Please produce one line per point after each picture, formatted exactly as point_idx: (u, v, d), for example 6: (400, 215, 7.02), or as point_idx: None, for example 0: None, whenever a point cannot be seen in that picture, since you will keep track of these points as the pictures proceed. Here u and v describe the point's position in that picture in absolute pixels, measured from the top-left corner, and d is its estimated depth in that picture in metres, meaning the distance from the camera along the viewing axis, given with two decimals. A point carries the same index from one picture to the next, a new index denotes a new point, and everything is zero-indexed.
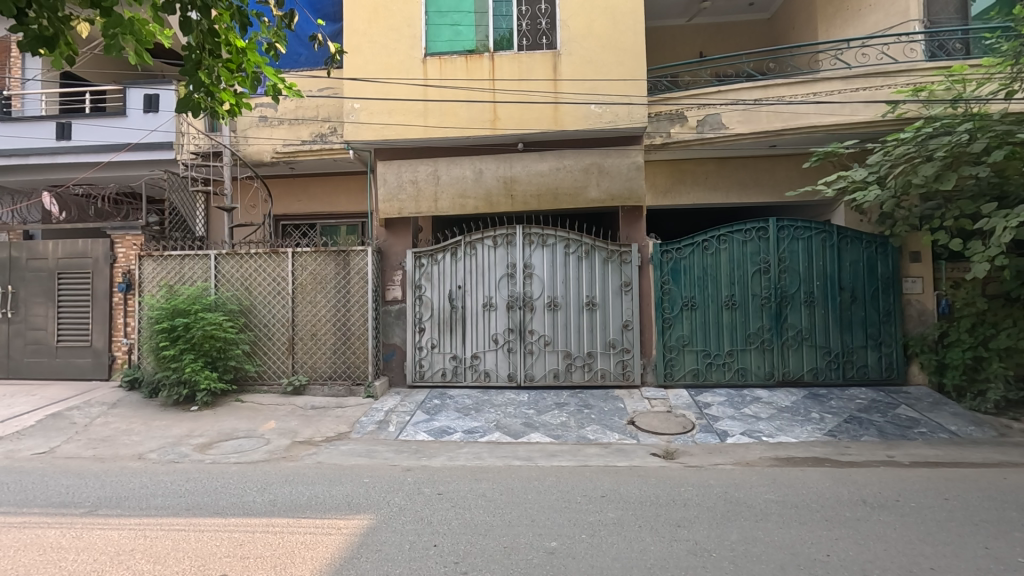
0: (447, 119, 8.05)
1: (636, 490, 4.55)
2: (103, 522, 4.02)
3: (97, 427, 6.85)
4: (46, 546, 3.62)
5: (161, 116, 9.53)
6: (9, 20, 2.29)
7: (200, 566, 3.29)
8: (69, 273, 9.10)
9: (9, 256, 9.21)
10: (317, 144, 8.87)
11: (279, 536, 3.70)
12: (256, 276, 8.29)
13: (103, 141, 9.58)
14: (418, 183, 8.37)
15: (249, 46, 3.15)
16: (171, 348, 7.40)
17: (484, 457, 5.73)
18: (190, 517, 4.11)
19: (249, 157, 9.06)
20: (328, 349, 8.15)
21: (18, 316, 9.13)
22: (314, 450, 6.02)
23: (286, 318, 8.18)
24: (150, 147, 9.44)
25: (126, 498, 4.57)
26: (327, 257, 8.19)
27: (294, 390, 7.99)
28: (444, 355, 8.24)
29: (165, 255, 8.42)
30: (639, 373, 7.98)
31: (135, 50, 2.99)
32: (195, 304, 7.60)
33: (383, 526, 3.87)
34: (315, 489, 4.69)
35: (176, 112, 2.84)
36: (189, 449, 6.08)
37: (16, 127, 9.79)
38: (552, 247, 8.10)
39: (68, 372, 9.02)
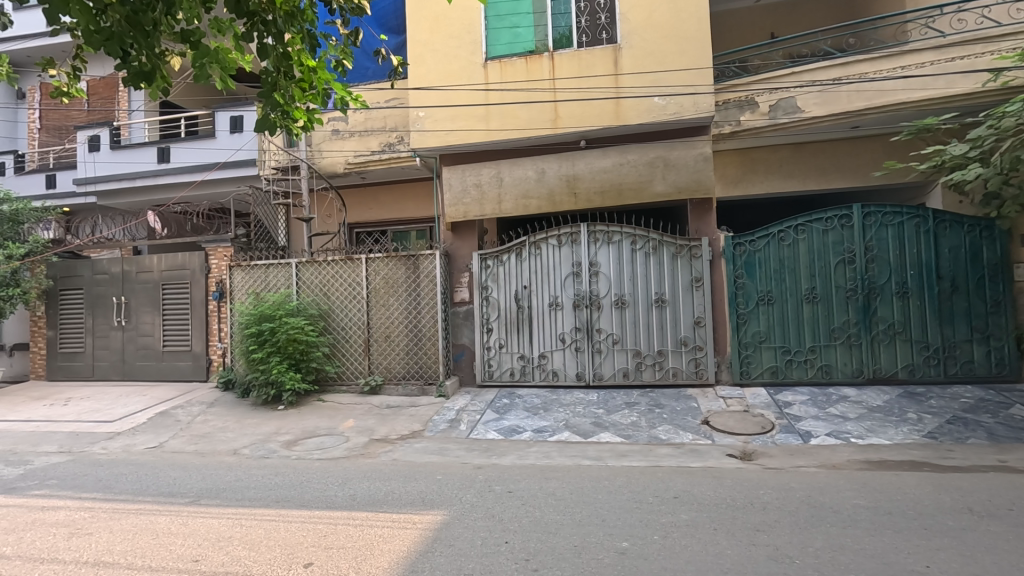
0: (508, 122, 8.18)
1: (711, 492, 4.40)
2: (205, 511, 4.39)
3: (198, 425, 7.48)
4: (159, 531, 4.01)
5: (245, 136, 10.27)
6: (115, 60, 2.52)
7: (288, 554, 3.52)
8: (171, 283, 10.00)
9: (121, 270, 10.26)
10: (384, 153, 9.26)
11: (360, 529, 3.89)
12: (333, 281, 8.75)
13: (196, 162, 10.46)
14: (481, 186, 8.50)
15: (320, 65, 3.30)
16: (259, 351, 7.96)
17: (554, 456, 5.74)
18: (279, 508, 4.40)
19: (325, 170, 9.59)
20: (402, 351, 8.47)
21: (130, 324, 10.16)
22: (390, 448, 6.27)
23: (362, 321, 8.58)
24: (237, 165, 10.25)
25: (223, 490, 4.96)
26: (398, 261, 8.53)
27: (370, 390, 8.35)
28: (512, 355, 8.32)
29: (252, 265, 9.08)
30: (713, 372, 7.69)
31: (220, 76, 3.24)
32: (280, 310, 8.13)
33: (456, 522, 3.97)
34: (391, 485, 4.88)
35: (255, 132, 3.03)
36: (277, 445, 6.51)
37: (124, 154, 10.87)
38: (617, 244, 7.99)
39: (172, 373, 9.91)
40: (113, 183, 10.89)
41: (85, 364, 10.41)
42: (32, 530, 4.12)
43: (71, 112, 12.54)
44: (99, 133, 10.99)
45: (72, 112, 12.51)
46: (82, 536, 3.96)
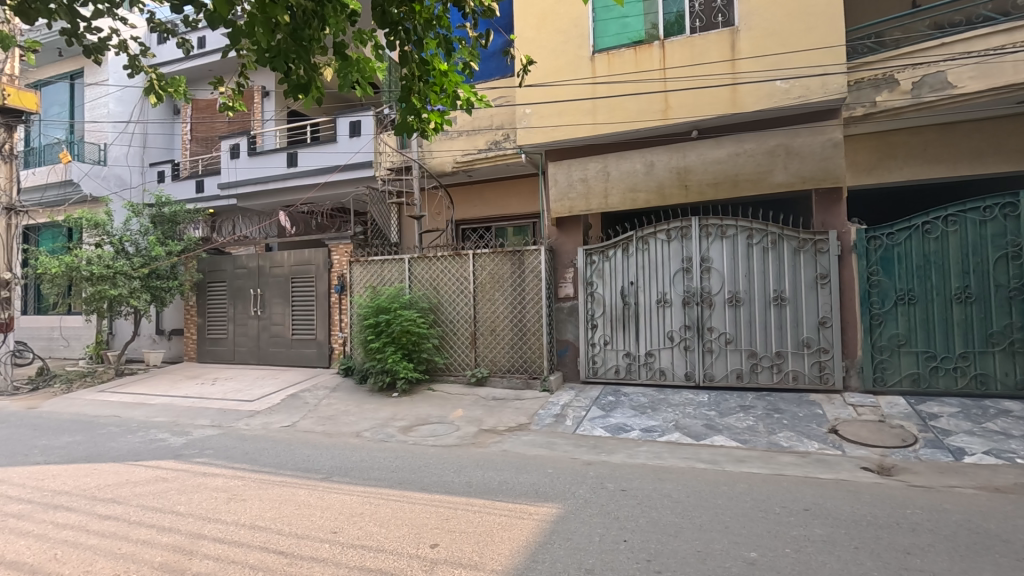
0: (616, 115, 8.03)
1: (847, 506, 4.06)
2: (338, 488, 4.77)
3: (324, 407, 8.13)
4: (300, 502, 4.42)
5: (362, 139, 10.96)
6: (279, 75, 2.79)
7: (415, 534, 3.72)
8: (298, 277, 10.95)
9: (257, 265, 11.38)
10: (491, 151, 9.47)
11: (479, 515, 4.03)
12: (442, 276, 9.12)
13: (320, 166, 11.33)
14: (588, 181, 8.43)
15: (451, 69, 3.43)
16: (376, 341, 8.49)
17: (665, 457, 5.59)
18: (403, 490, 4.68)
19: (433, 169, 9.98)
20: (507, 345, 8.66)
21: (264, 314, 11.27)
22: (498, 439, 6.43)
23: (469, 315, 8.87)
24: (356, 167, 10.98)
25: (351, 469, 5.37)
26: (504, 257, 8.70)
27: (477, 381, 8.61)
28: (618, 352, 8.20)
29: (369, 260, 9.69)
30: (841, 377, 7.07)
31: (362, 86, 3.49)
32: (394, 302, 8.62)
33: (572, 516, 3.99)
34: (503, 475, 5.01)
35: (396, 136, 3.23)
36: (395, 430, 6.92)
37: (259, 160, 12.00)
38: (732, 238, 7.59)
39: (299, 359, 10.84)
40: (250, 187, 12.08)
41: (227, 348, 11.68)
42: (199, 492, 4.72)
43: (215, 124, 14.06)
44: (239, 142, 12.23)
45: (217, 124, 14.04)
46: (238, 502, 4.46)
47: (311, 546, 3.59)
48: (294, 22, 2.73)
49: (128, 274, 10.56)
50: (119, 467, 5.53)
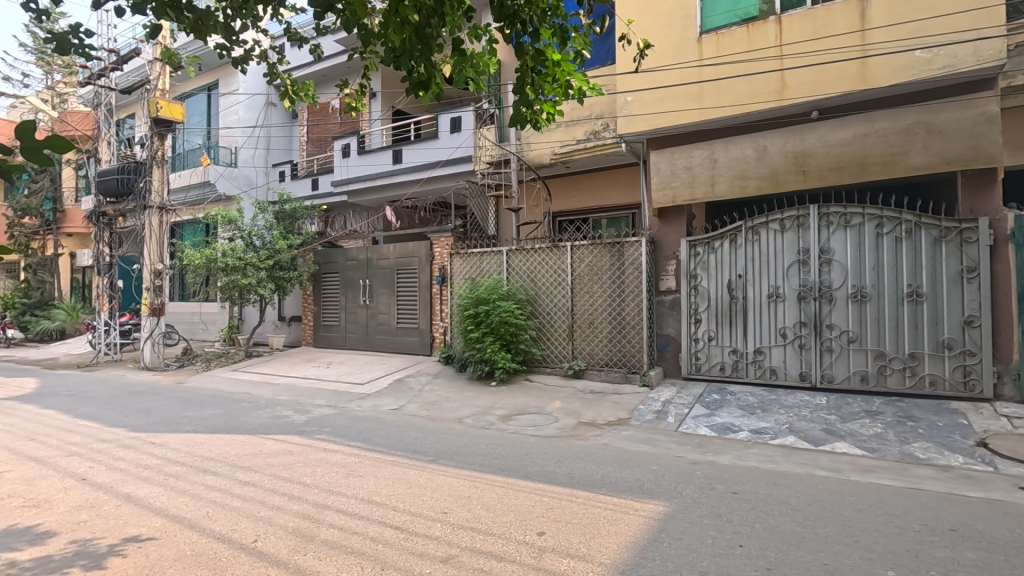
0: (724, 98, 7.61)
1: (1004, 530, 3.57)
2: (445, 470, 4.98)
3: (427, 393, 8.50)
4: (411, 481, 4.67)
5: (463, 134, 11.22)
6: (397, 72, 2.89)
7: (521, 521, 3.78)
8: (403, 269, 11.51)
9: (366, 257, 12.10)
10: (590, 141, 9.36)
11: (584, 507, 4.02)
12: (540, 268, 9.16)
13: (423, 162, 11.75)
14: (692, 169, 8.06)
15: (564, 58, 3.45)
16: (475, 331, 8.72)
17: (780, 461, 5.25)
18: (506, 476, 4.78)
19: (532, 161, 10.06)
20: (604, 338, 8.55)
21: (372, 303, 11.98)
22: (598, 432, 6.37)
23: (566, 307, 8.85)
24: (456, 162, 11.27)
25: (456, 453, 5.56)
26: (603, 248, 8.58)
27: (574, 374, 8.58)
28: (723, 349, 7.81)
29: (469, 252, 9.95)
30: (990, 384, 6.23)
31: (474, 81, 3.58)
32: (493, 293, 8.80)
33: (680, 516, 3.86)
34: (605, 469, 4.95)
35: (510, 128, 3.26)
36: (495, 418, 7.08)
37: (368, 159, 12.70)
38: (857, 227, 6.93)
39: (403, 347, 11.42)
40: (359, 184, 12.82)
41: (339, 334, 12.56)
42: (321, 466, 5.12)
43: (328, 126, 14.91)
44: (350, 141, 13.00)
45: (330, 125, 14.95)
46: (355, 477, 4.79)
47: (424, 523, 3.77)
48: (418, 21, 2.86)
49: (257, 265, 11.67)
50: (254, 439, 6.15)
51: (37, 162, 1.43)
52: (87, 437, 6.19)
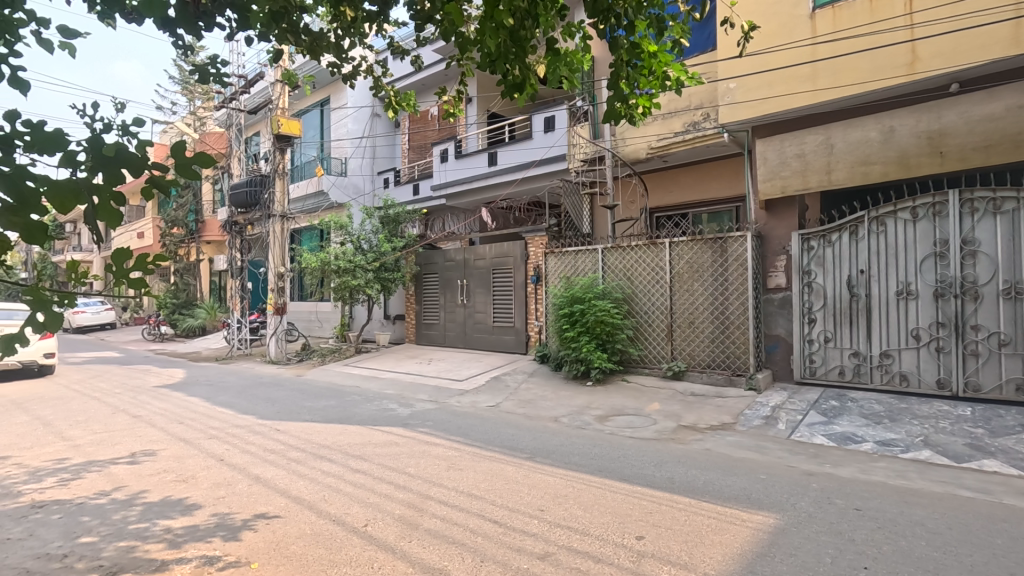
0: (843, 77, 6.96)
1: None
2: (541, 468, 5.01)
3: (523, 391, 8.59)
4: (509, 477, 4.74)
5: (556, 133, 11.22)
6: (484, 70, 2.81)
7: (618, 523, 3.71)
8: (499, 269, 11.75)
9: (464, 258, 12.49)
10: (690, 133, 9.00)
11: (686, 514, 3.86)
12: (636, 266, 8.94)
13: (517, 163, 11.89)
14: (805, 156, 7.45)
15: (660, 49, 3.34)
16: (570, 330, 8.69)
17: (912, 477, 4.71)
18: (603, 478, 4.71)
19: (628, 157, 9.82)
20: (706, 338, 8.17)
21: (469, 302, 12.34)
22: (700, 436, 6.08)
23: (665, 306, 8.56)
24: (550, 161, 11.29)
25: (552, 452, 5.57)
26: (703, 244, 8.20)
27: (673, 375, 8.27)
28: (842, 351, 7.15)
29: (563, 251, 9.93)
30: None
31: (568, 80, 3.56)
32: (589, 292, 8.72)
33: (793, 530, 3.59)
34: (709, 476, 4.71)
35: (604, 124, 3.21)
36: (591, 418, 7.00)
37: (464, 162, 13.08)
38: (1010, 213, 6.03)
39: (499, 345, 11.65)
40: (456, 187, 13.24)
41: (439, 333, 13.08)
42: (424, 458, 5.36)
43: (427, 132, 15.54)
44: (447, 146, 13.47)
45: (429, 132, 15.57)
46: (455, 470, 4.96)
47: (521, 519, 3.82)
48: (512, 25, 2.90)
49: (364, 267, 12.46)
50: (364, 430, 6.57)
51: (188, 177, 1.62)
52: (224, 422, 6.95)
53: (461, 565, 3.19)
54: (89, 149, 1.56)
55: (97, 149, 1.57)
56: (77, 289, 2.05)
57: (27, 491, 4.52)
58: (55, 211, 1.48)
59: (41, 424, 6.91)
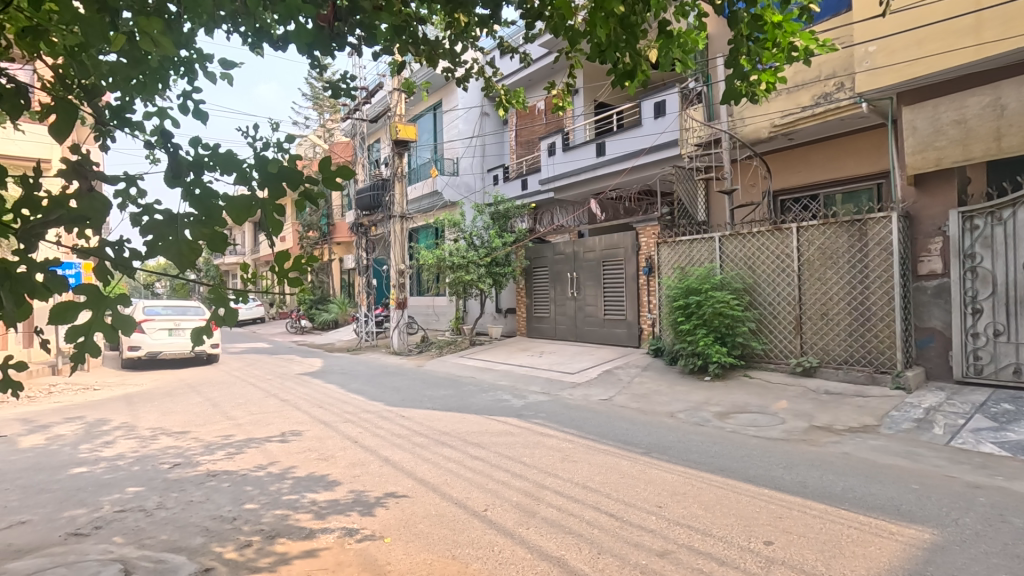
0: (1017, 25, 5.95)
1: None
2: (658, 464, 4.89)
3: (636, 385, 8.42)
4: (624, 472, 4.69)
5: (668, 118, 10.80)
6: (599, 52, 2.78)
7: (744, 526, 3.52)
8: (609, 260, 11.59)
9: (573, 251, 12.48)
10: (821, 106, 8.20)
11: (822, 521, 3.57)
12: (759, 254, 8.35)
13: (626, 152, 11.63)
14: (966, 122, 6.48)
15: (787, 17, 3.07)
16: (686, 323, 8.35)
17: None
18: (726, 477, 4.49)
19: (748, 137, 9.20)
20: (842, 331, 7.44)
21: (579, 295, 12.31)
22: (836, 438, 5.56)
23: (793, 297, 7.92)
24: (661, 148, 10.91)
25: (669, 448, 5.41)
26: (838, 228, 7.46)
27: (803, 371, 7.65)
28: (1018, 347, 6.13)
29: (677, 241, 9.56)
30: None
31: (682, 61, 3.40)
32: (705, 283, 8.32)
33: (955, 549, 3.17)
34: (847, 482, 4.30)
35: (723, 104, 3.03)
36: (710, 415, 6.67)
37: (572, 155, 13.03)
38: None
39: (611, 338, 11.50)
40: (564, 180, 13.22)
41: (549, 326, 13.20)
42: (538, 449, 5.46)
43: (535, 128, 15.70)
44: (554, 140, 13.49)
45: (536, 127, 15.70)
46: (570, 462, 5.00)
47: (639, 514, 3.76)
48: (623, 9, 2.83)
49: (477, 262, 12.90)
50: (480, 419, 6.84)
51: (336, 190, 1.78)
52: (357, 408, 7.60)
53: (579, 555, 3.22)
54: (257, 167, 1.78)
55: (263, 166, 1.78)
56: (251, 289, 2.36)
57: (203, 462, 5.28)
58: (234, 221, 1.71)
59: (211, 405, 8.03)
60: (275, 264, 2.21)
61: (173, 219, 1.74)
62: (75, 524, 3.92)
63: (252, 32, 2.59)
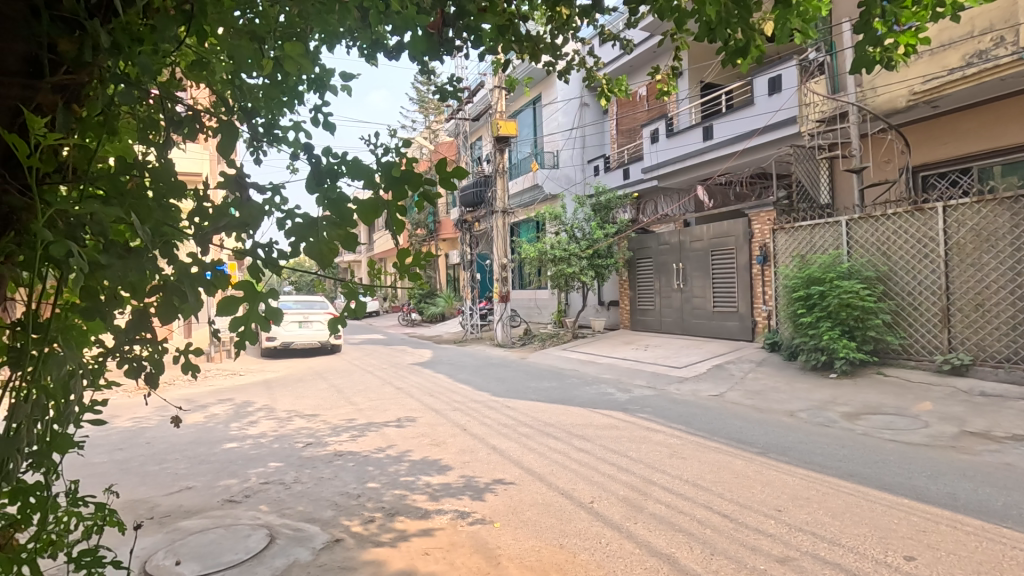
0: None
1: None
2: (776, 465, 4.59)
3: (750, 380, 7.94)
4: (738, 471, 4.46)
5: (784, 94, 9.99)
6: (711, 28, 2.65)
7: (879, 538, 3.21)
8: (719, 249, 10.99)
9: (679, 240, 12.00)
10: (974, 67, 7.15)
11: (976, 539, 3.16)
12: (895, 238, 7.50)
13: (736, 134, 10.95)
14: None
15: None
16: (808, 315, 7.72)
17: None
18: (856, 484, 4.10)
19: (881, 109, 8.29)
20: (1003, 324, 6.50)
21: (686, 287, 11.82)
22: (995, 446, 4.87)
23: (938, 286, 7.03)
24: (776, 127, 10.13)
25: (788, 449, 5.05)
26: (997, 206, 6.51)
27: (952, 370, 6.77)
28: None
29: (796, 227, 8.88)
30: None
31: (802, 32, 3.13)
32: (830, 272, 7.64)
33: None
34: (1010, 497, 3.75)
35: (851, 74, 2.75)
36: (837, 415, 6.12)
37: (676, 141, 12.50)
38: None
39: (722, 332, 10.92)
40: (668, 167, 12.70)
41: (654, 318, 12.82)
42: (645, 444, 5.35)
43: (637, 115, 15.26)
44: (658, 126, 13.00)
45: (638, 114, 15.27)
46: (678, 459, 4.84)
47: (756, 517, 3.57)
48: None
49: (579, 255, 12.83)
50: (585, 412, 6.83)
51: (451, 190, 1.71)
52: (466, 398, 7.91)
53: (690, 554, 3.12)
54: (382, 169, 1.70)
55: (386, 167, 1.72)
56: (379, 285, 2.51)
57: (331, 443, 5.80)
58: (364, 223, 1.65)
59: (337, 391, 8.79)
60: (396, 259, 2.32)
61: (311, 222, 1.70)
62: (229, 492, 4.49)
63: (370, 46, 2.79)
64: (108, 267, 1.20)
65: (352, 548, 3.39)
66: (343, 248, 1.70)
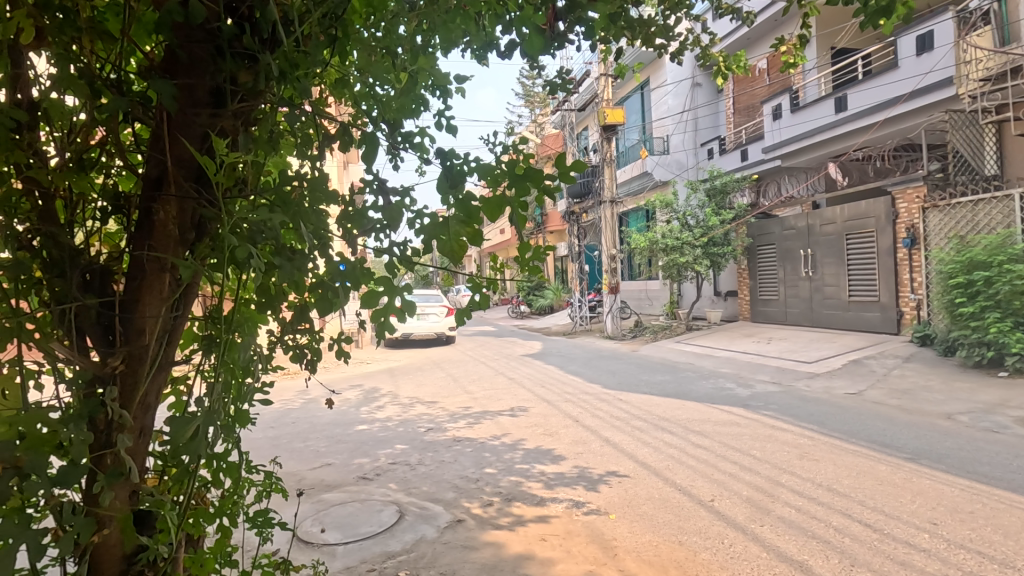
0: None
1: None
2: (930, 474, 4.08)
3: (896, 378, 7.11)
4: (882, 478, 4.03)
5: (936, 53, 8.73)
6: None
7: None
8: (855, 232, 9.94)
9: (807, 224, 11.02)
10: None
11: None
12: None
13: (875, 102, 9.80)
14: None
15: None
16: (970, 304, 6.77)
17: None
18: None
19: None
20: None
21: (816, 275, 10.84)
22: None
23: None
24: (927, 91, 8.91)
25: (945, 456, 4.47)
26: None
27: None
28: None
29: (953, 203, 7.96)
30: None
31: None
32: (998, 255, 6.62)
33: None
34: None
35: None
36: (1009, 420, 5.29)
37: (803, 115, 11.43)
38: None
39: (860, 324, 9.87)
40: (794, 145, 11.67)
41: (779, 309, 11.92)
42: (771, 443, 5.02)
43: (756, 91, 14.20)
44: (781, 101, 11.96)
45: (758, 90, 14.20)
46: (810, 461, 4.48)
47: (905, 529, 3.22)
48: None
49: (692, 243, 12.27)
50: (702, 407, 6.55)
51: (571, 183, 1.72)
52: (577, 389, 7.93)
53: (825, 563, 2.90)
54: (507, 168, 1.77)
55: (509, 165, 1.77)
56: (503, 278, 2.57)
57: (450, 429, 6.11)
58: (490, 219, 1.72)
59: (453, 380, 9.23)
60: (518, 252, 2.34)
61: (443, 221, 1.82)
62: (363, 470, 4.92)
63: (481, 48, 2.88)
64: (280, 267, 1.39)
65: (473, 529, 3.57)
66: (470, 244, 1.78)
